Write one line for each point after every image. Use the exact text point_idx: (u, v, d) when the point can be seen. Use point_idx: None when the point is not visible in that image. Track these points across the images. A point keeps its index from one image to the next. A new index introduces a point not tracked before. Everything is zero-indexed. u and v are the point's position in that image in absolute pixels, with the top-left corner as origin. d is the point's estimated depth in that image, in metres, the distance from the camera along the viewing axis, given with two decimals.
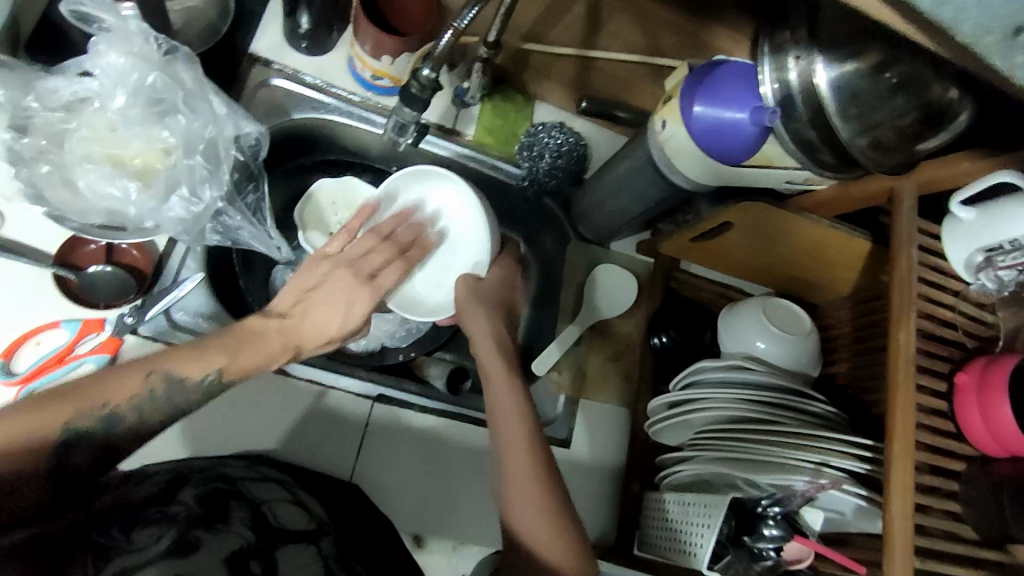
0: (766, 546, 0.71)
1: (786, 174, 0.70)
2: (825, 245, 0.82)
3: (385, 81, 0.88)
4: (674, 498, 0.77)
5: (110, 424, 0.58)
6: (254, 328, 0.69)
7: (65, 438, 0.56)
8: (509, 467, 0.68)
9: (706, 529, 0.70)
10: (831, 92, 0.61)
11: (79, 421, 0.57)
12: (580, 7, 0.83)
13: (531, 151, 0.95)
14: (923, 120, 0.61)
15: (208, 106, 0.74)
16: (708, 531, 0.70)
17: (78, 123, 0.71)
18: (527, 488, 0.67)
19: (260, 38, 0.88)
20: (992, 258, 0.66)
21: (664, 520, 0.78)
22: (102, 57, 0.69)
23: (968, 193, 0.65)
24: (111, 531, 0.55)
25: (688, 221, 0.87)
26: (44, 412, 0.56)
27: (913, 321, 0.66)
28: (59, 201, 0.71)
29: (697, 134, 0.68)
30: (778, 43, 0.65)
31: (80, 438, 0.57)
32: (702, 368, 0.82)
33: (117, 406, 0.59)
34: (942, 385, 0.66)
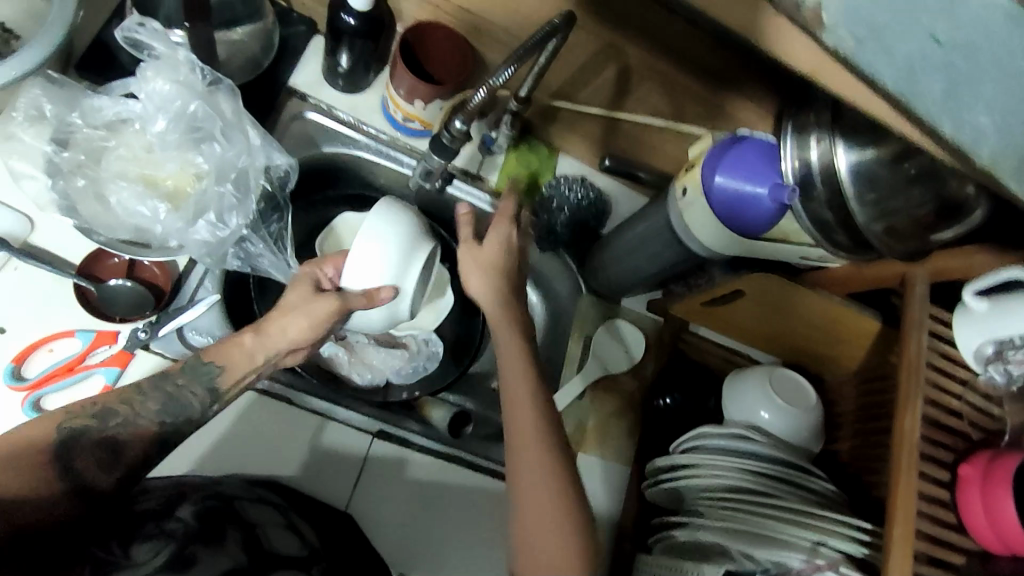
0: None
1: (799, 250, 0.74)
2: (836, 322, 0.83)
3: (415, 124, 0.90)
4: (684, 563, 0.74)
5: (102, 419, 0.63)
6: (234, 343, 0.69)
7: (58, 444, 0.60)
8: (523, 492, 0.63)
9: None
10: (850, 177, 0.62)
11: (71, 423, 0.62)
12: (609, 72, 0.85)
13: (551, 203, 0.95)
14: (938, 213, 0.62)
15: (244, 136, 0.76)
16: None
17: (117, 142, 0.74)
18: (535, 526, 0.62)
19: (299, 71, 0.91)
20: (1003, 352, 0.66)
21: None
22: (148, 82, 0.71)
23: (981, 284, 0.65)
24: (111, 546, 0.60)
25: (700, 286, 0.89)
26: (37, 429, 0.60)
27: (920, 407, 0.66)
28: (89, 214, 0.73)
29: (716, 202, 0.70)
30: (801, 125, 0.66)
31: (77, 437, 0.61)
32: (703, 434, 0.81)
33: (108, 403, 0.64)
34: (945, 474, 0.66)
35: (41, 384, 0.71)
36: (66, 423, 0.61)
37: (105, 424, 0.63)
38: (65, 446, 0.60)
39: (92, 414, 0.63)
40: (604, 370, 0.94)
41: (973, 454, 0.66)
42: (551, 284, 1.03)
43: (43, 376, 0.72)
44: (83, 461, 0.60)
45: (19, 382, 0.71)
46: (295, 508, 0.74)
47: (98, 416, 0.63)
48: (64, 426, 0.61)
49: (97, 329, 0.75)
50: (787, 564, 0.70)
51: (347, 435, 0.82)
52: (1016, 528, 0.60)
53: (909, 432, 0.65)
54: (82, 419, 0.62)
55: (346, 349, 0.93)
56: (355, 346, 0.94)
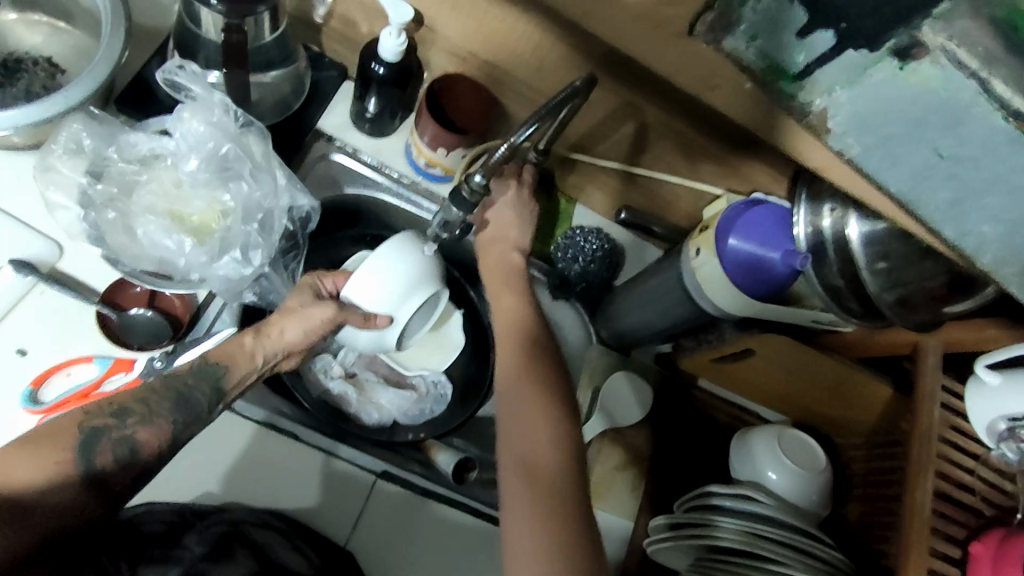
0: None
1: (813, 314, 0.75)
2: (846, 386, 0.84)
3: (436, 170, 0.93)
4: None
5: (121, 418, 0.64)
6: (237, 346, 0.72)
7: (79, 443, 0.62)
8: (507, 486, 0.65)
9: None
10: (863, 246, 0.63)
11: (92, 421, 0.63)
12: (628, 129, 0.88)
13: (566, 253, 0.96)
14: (949, 287, 0.62)
15: (271, 177, 0.78)
16: None
17: (148, 177, 0.77)
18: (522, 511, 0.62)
19: (328, 115, 0.94)
20: (1016, 430, 0.65)
21: None
22: (184, 122, 0.75)
23: (992, 358, 0.65)
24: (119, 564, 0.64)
25: (710, 342, 0.88)
26: (55, 431, 0.62)
27: (931, 480, 0.65)
28: (117, 245, 0.74)
29: (729, 265, 0.71)
30: (816, 192, 0.68)
31: (97, 437, 0.62)
32: (708, 492, 0.80)
33: (124, 403, 0.65)
34: (956, 550, 0.64)
35: (55, 409, 0.73)
36: (85, 422, 0.63)
37: (123, 422, 0.64)
38: (89, 441, 0.62)
39: (108, 412, 0.64)
40: (612, 422, 0.94)
41: (986, 531, 0.64)
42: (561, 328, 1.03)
43: (57, 401, 0.73)
44: (103, 458, 0.62)
45: (34, 405, 0.73)
46: (298, 532, 0.76)
47: (116, 413, 0.64)
48: (85, 425, 0.63)
49: (115, 357, 0.76)
50: None
51: (351, 473, 0.83)
52: None
53: (920, 504, 0.64)
54: (100, 418, 0.63)
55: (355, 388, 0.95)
56: (365, 384, 0.96)
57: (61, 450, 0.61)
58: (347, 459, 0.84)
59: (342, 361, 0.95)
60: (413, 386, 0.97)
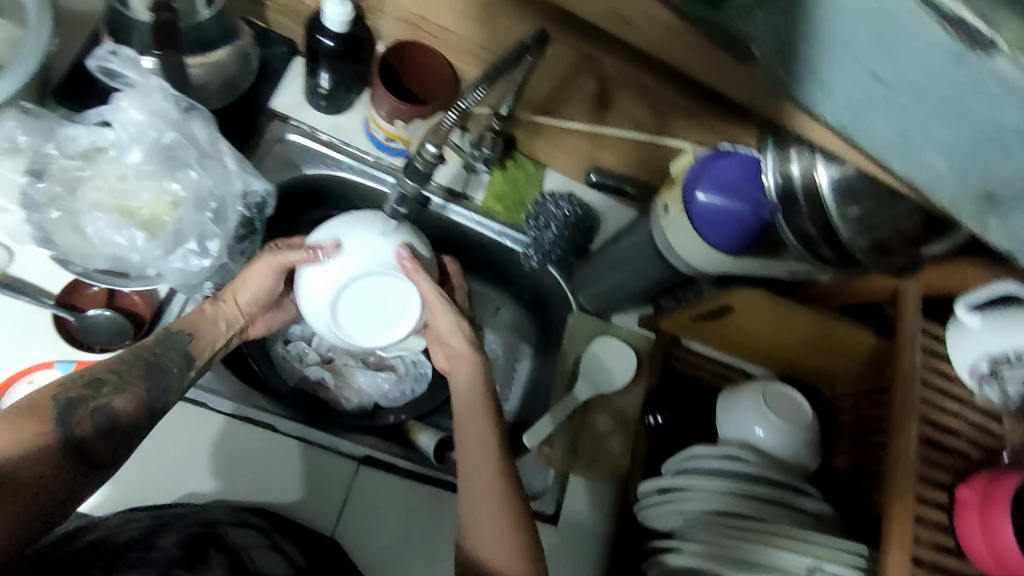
0: None
1: (787, 266, 0.75)
2: (829, 338, 0.82)
3: (397, 143, 0.90)
4: None
5: (95, 388, 0.63)
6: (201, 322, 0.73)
7: (56, 414, 0.60)
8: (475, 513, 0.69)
9: None
10: (833, 193, 0.60)
11: (67, 393, 0.61)
12: (591, 85, 0.84)
13: (537, 220, 0.94)
14: (925, 227, 0.60)
15: (220, 163, 0.77)
16: None
17: (93, 172, 0.74)
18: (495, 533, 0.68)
19: (281, 94, 0.91)
20: (998, 370, 0.63)
21: None
22: (122, 112, 0.72)
23: (976, 299, 0.63)
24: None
25: (689, 300, 0.87)
26: (30, 407, 0.59)
27: (917, 427, 0.64)
28: (65, 245, 0.72)
29: (696, 216, 0.70)
30: (783, 138, 0.64)
31: (73, 407, 0.61)
32: (694, 455, 0.80)
33: (97, 373, 0.64)
34: (943, 496, 0.63)
35: None
36: (60, 395, 0.61)
37: (98, 392, 0.63)
38: (65, 412, 0.60)
39: (82, 384, 0.63)
40: (596, 390, 0.92)
41: (972, 474, 0.64)
42: (541, 295, 1.01)
43: None
44: (82, 427, 0.60)
45: None
46: (279, 529, 0.72)
47: (91, 384, 0.63)
48: (60, 397, 0.61)
49: (77, 360, 0.73)
50: None
51: (330, 458, 0.79)
52: (1017, 555, 0.57)
53: (906, 452, 0.63)
54: (75, 389, 0.62)
55: (333, 373, 0.93)
56: (343, 369, 0.93)
57: (39, 420, 0.59)
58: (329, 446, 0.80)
59: (318, 347, 0.94)
60: (393, 366, 0.94)
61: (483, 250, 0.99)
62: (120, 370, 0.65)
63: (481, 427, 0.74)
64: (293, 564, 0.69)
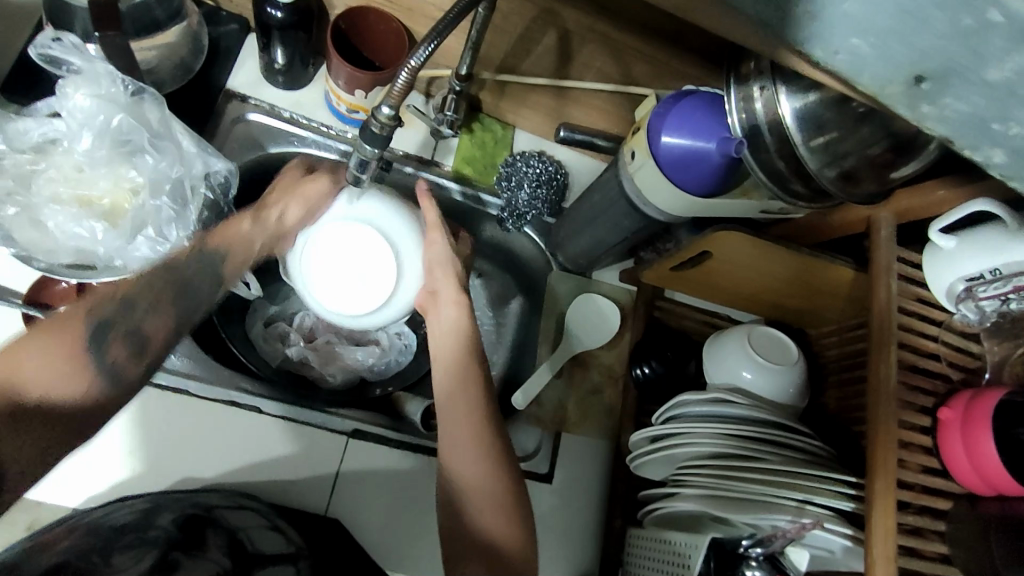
0: (750, 547, 0.67)
1: (761, 204, 0.73)
2: (811, 276, 0.80)
3: (360, 114, 0.88)
4: (676, 535, 0.72)
5: (127, 308, 0.67)
6: (232, 235, 0.76)
7: (88, 339, 0.64)
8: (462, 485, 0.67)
9: (694, 547, 0.68)
10: (796, 123, 0.60)
11: (98, 315, 0.66)
12: (551, 39, 0.83)
13: (509, 181, 0.93)
14: (893, 150, 0.59)
15: (176, 145, 0.75)
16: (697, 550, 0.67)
17: (47, 164, 0.72)
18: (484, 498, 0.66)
19: (237, 74, 0.88)
20: (974, 289, 0.63)
21: (659, 549, 0.74)
22: (69, 99, 0.70)
23: (947, 220, 0.62)
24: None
25: (668, 250, 0.86)
26: (65, 324, 0.64)
27: (895, 350, 0.64)
28: (27, 241, 0.71)
29: (663, 161, 0.69)
30: (744, 74, 0.63)
31: (105, 331, 0.65)
32: (683, 401, 0.79)
33: (128, 294, 0.68)
34: (925, 420, 0.64)
35: None
36: (92, 315, 0.65)
37: (131, 315, 0.67)
38: (98, 339, 0.65)
39: (114, 304, 0.66)
40: (580, 345, 0.93)
41: (953, 396, 0.64)
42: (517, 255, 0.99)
43: None
44: (114, 351, 0.65)
45: None
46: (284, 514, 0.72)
47: (122, 307, 0.67)
48: (92, 318, 0.65)
49: None
50: (777, 526, 0.67)
51: (317, 435, 0.79)
52: (1000, 471, 0.57)
53: (884, 380, 0.63)
54: (108, 309, 0.66)
55: (315, 352, 0.93)
56: (325, 348, 0.94)
57: (74, 341, 0.63)
58: (311, 423, 0.79)
59: (299, 327, 0.95)
60: (375, 341, 0.95)
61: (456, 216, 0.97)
62: (151, 296, 0.69)
63: (466, 420, 0.70)
64: (291, 543, 0.68)
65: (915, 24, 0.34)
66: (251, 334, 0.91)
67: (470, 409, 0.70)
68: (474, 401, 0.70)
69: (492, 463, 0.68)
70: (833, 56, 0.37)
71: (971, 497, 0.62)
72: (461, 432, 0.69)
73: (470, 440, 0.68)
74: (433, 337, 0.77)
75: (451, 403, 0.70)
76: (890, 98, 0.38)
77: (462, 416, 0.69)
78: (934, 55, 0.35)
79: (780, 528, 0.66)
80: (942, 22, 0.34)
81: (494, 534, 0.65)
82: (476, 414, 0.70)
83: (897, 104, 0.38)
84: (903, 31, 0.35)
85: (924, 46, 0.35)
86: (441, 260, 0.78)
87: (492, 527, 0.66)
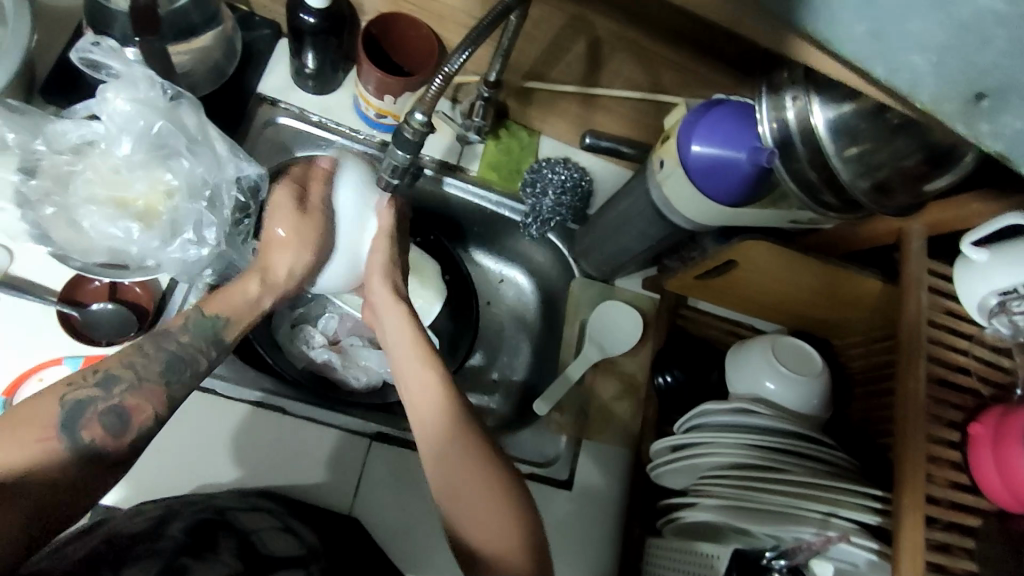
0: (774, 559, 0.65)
1: (789, 214, 0.73)
2: (835, 287, 0.79)
3: (388, 119, 0.88)
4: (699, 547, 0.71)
5: (106, 386, 0.64)
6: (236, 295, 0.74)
7: (61, 418, 0.60)
8: (472, 516, 0.65)
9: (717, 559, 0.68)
10: (829, 134, 0.60)
11: (76, 395, 0.62)
12: (580, 46, 0.83)
13: (535, 187, 0.92)
14: (928, 162, 0.58)
15: (211, 149, 0.77)
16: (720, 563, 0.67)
17: (83, 166, 0.73)
18: (499, 526, 0.65)
19: (268, 78, 0.89)
20: (1007, 303, 0.63)
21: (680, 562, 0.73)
22: (109, 103, 0.71)
23: (980, 233, 0.62)
24: (108, 555, 0.54)
25: (693, 258, 0.86)
26: (35, 409, 0.60)
27: (924, 365, 0.63)
28: (65, 240, 0.73)
29: (694, 170, 0.69)
30: (776, 83, 0.63)
31: (82, 407, 0.62)
32: (705, 411, 0.78)
33: (108, 369, 0.65)
34: (955, 435, 0.63)
35: None
36: (69, 395, 0.62)
37: (112, 387, 0.64)
38: (73, 413, 0.61)
39: (93, 382, 0.64)
40: (602, 352, 0.93)
41: (984, 411, 0.63)
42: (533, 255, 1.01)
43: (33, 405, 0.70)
44: (91, 430, 0.61)
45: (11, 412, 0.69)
46: (293, 514, 0.72)
47: (102, 380, 0.64)
48: (66, 398, 0.62)
49: (84, 354, 0.73)
50: (800, 539, 0.66)
51: (341, 437, 0.80)
52: None
53: (914, 393, 0.62)
54: (86, 389, 0.63)
55: (339, 354, 0.94)
56: (349, 350, 0.95)
57: (45, 424, 0.60)
58: (334, 423, 0.81)
59: (324, 330, 0.95)
60: None
61: (480, 220, 0.99)
62: (144, 368, 0.66)
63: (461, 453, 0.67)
64: (304, 544, 0.68)
65: (974, 42, 0.35)
66: (278, 336, 0.93)
67: (461, 445, 0.68)
68: (466, 460, 0.67)
69: (498, 518, 0.65)
70: (887, 68, 0.36)
71: (1002, 514, 0.62)
72: (457, 465, 0.67)
73: (471, 472, 0.66)
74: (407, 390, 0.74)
75: (451, 471, 0.66)
76: (945, 113, 0.38)
77: (462, 479, 0.66)
78: (994, 70, 0.35)
79: (804, 541, 0.66)
80: (1004, 41, 0.34)
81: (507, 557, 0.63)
82: (471, 471, 0.66)
83: (954, 122, 0.38)
84: (963, 46, 0.35)
85: (983, 61, 0.35)
86: (380, 263, 0.81)
87: (508, 552, 0.63)
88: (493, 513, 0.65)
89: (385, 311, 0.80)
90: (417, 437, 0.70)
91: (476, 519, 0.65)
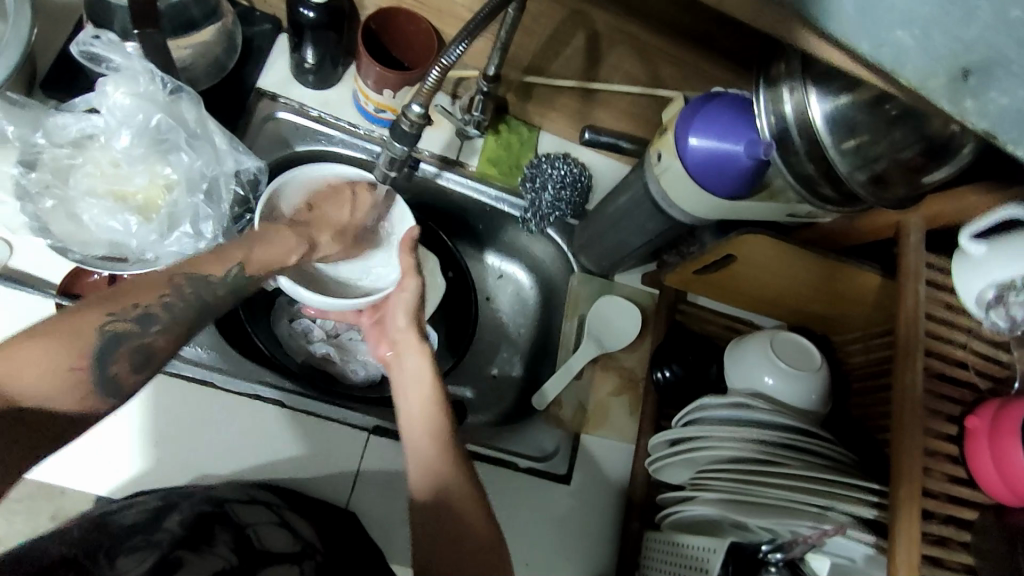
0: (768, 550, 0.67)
1: (789, 208, 0.73)
2: (833, 281, 0.79)
3: (388, 114, 0.89)
4: (693, 540, 0.71)
5: (143, 325, 0.64)
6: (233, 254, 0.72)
7: (96, 350, 0.62)
8: (437, 498, 0.69)
9: (712, 553, 0.67)
10: (826, 126, 0.60)
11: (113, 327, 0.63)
12: (579, 41, 0.84)
13: (534, 182, 0.93)
14: (924, 154, 0.58)
15: (210, 143, 0.77)
16: (715, 555, 0.67)
17: (83, 159, 0.75)
18: (463, 510, 0.68)
19: (267, 73, 0.89)
20: (1005, 296, 0.63)
21: (677, 555, 0.73)
22: (109, 97, 0.72)
23: (978, 226, 0.61)
24: (97, 558, 0.58)
25: (692, 253, 0.85)
26: (69, 327, 0.61)
27: (922, 359, 0.63)
28: (64, 233, 0.73)
29: (693, 163, 0.69)
30: (774, 77, 0.64)
31: (118, 342, 0.63)
32: (703, 405, 0.78)
33: (146, 307, 0.65)
34: (952, 428, 0.63)
35: None
36: (105, 327, 0.62)
37: (144, 331, 0.64)
38: (109, 345, 0.62)
39: (130, 317, 0.64)
40: (601, 346, 0.92)
41: (981, 405, 0.63)
42: (530, 249, 1.02)
43: None
44: (118, 365, 0.63)
45: None
46: (292, 505, 0.72)
47: (140, 318, 0.64)
48: (104, 329, 0.62)
49: None
50: (797, 532, 0.66)
51: (339, 431, 0.80)
52: None
53: (911, 388, 0.62)
54: (120, 323, 0.63)
55: (337, 347, 0.94)
56: (348, 344, 0.96)
57: (79, 347, 0.61)
58: (335, 417, 0.80)
59: (323, 324, 0.96)
60: None
61: (475, 214, 0.99)
62: (173, 314, 0.66)
63: (429, 431, 0.73)
64: (300, 538, 0.67)
65: (958, 14, 0.37)
66: (278, 331, 0.94)
67: (433, 424, 0.73)
68: (439, 445, 0.72)
69: (480, 520, 0.68)
70: (874, 47, 0.36)
71: (999, 507, 0.61)
72: (431, 446, 0.72)
73: (439, 454, 0.71)
74: (400, 404, 0.76)
75: (420, 450, 0.72)
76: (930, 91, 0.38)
77: (433, 459, 0.71)
78: (980, 47, 0.36)
79: (800, 534, 0.65)
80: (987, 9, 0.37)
81: (475, 541, 0.67)
82: (446, 459, 0.71)
83: (941, 99, 0.37)
84: (949, 19, 0.37)
85: None
86: (406, 303, 0.83)
87: (472, 534, 0.67)
88: (472, 514, 0.68)
89: (406, 349, 0.81)
90: (399, 408, 0.76)
91: (441, 502, 0.69)
